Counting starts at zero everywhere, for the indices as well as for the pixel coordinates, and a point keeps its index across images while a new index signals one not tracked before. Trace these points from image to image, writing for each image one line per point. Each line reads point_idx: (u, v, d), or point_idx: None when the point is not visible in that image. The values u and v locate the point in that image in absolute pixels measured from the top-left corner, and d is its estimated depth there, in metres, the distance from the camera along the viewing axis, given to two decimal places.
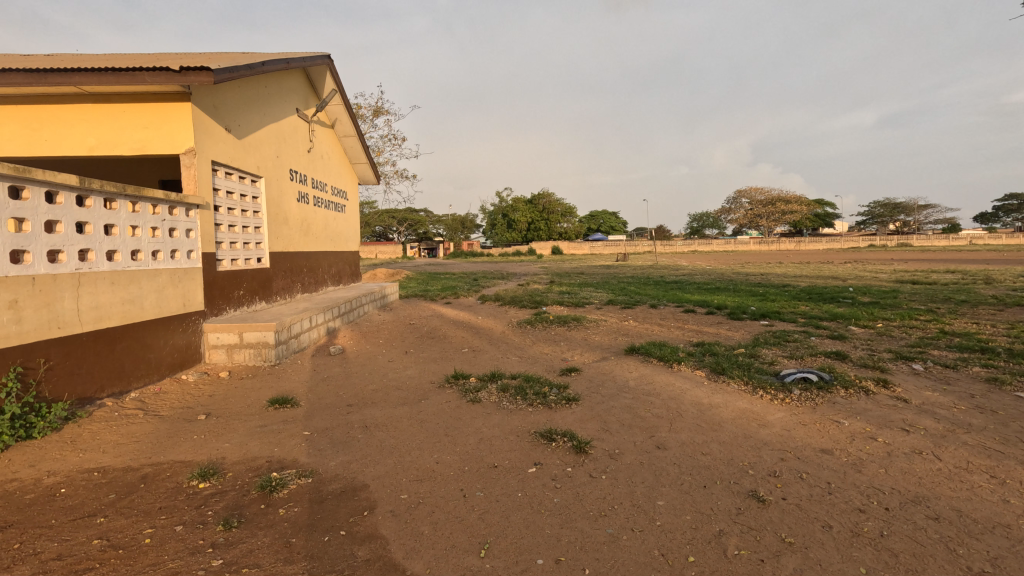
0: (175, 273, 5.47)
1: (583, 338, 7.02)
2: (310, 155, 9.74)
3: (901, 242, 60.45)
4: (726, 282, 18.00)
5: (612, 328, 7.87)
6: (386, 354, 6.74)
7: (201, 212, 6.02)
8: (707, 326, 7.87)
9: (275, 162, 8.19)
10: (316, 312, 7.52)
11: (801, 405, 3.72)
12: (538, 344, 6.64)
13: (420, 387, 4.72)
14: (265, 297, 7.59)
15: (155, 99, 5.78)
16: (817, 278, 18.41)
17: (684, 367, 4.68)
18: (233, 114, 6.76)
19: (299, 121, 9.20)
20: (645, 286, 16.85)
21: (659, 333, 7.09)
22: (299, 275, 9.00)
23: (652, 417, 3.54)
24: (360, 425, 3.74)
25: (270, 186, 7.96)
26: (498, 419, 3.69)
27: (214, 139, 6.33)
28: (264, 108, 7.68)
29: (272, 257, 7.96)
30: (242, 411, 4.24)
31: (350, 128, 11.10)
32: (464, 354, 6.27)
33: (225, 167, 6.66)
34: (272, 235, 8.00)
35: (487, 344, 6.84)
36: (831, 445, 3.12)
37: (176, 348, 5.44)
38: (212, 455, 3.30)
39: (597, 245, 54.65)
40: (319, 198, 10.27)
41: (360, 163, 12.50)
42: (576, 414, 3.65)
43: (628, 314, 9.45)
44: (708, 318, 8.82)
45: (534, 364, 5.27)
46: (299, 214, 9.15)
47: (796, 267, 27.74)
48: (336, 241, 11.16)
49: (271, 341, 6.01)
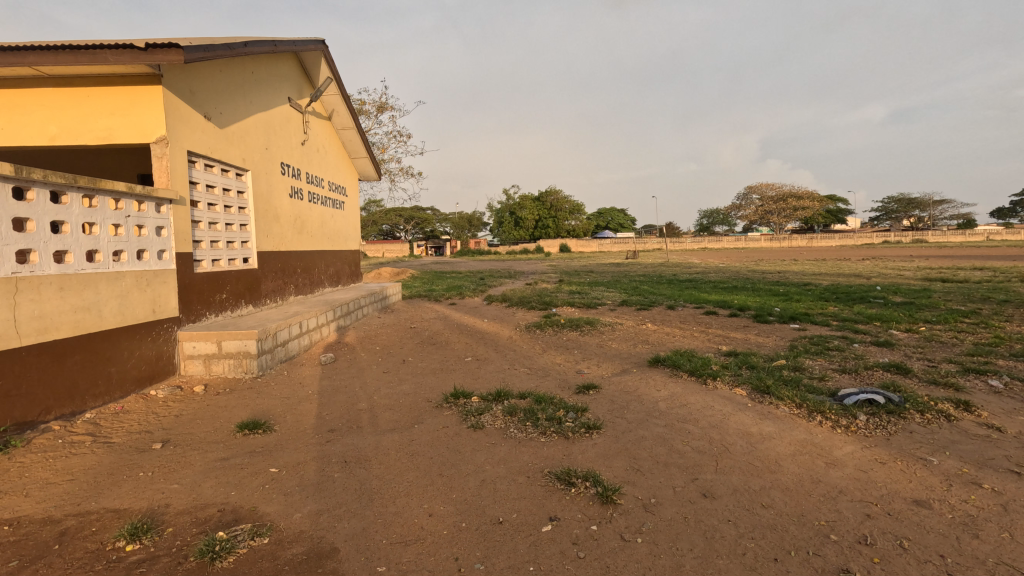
0: (143, 276, 4.88)
1: (598, 345, 6.37)
2: (304, 148, 9.15)
3: (917, 238, 59.13)
4: (743, 280, 17.22)
5: (629, 333, 7.21)
6: (382, 364, 6.13)
7: (175, 207, 5.43)
8: (734, 331, 7.18)
9: (264, 155, 7.60)
10: (308, 316, 6.93)
11: (872, 436, 3.06)
12: (549, 353, 5.99)
13: (414, 407, 4.09)
14: (252, 301, 7.00)
15: (123, 82, 5.19)
16: (838, 276, 17.64)
17: (721, 384, 4.02)
18: (213, 100, 6.16)
19: (292, 111, 8.61)
20: (659, 285, 16.13)
21: (682, 340, 6.42)
22: (292, 276, 8.42)
23: (692, 453, 2.88)
24: (339, 460, 3.13)
25: (258, 180, 7.37)
26: (503, 454, 3.05)
27: (191, 128, 5.73)
28: (250, 95, 7.07)
29: (261, 257, 7.37)
30: (204, 439, 3.63)
31: (348, 120, 10.50)
32: (466, 364, 5.63)
33: (204, 159, 6.07)
34: (261, 233, 7.41)
35: (493, 352, 6.20)
36: (925, 494, 2.47)
37: (144, 360, 4.85)
38: (154, 502, 2.69)
39: (605, 243, 53.83)
40: (314, 193, 9.67)
41: (360, 157, 11.90)
42: (598, 449, 3.01)
43: (645, 317, 8.77)
44: (732, 321, 8.13)
45: (545, 378, 4.63)
46: (292, 211, 8.56)
47: (812, 264, 26.87)
48: (333, 239, 10.56)
49: (253, 350, 5.43)
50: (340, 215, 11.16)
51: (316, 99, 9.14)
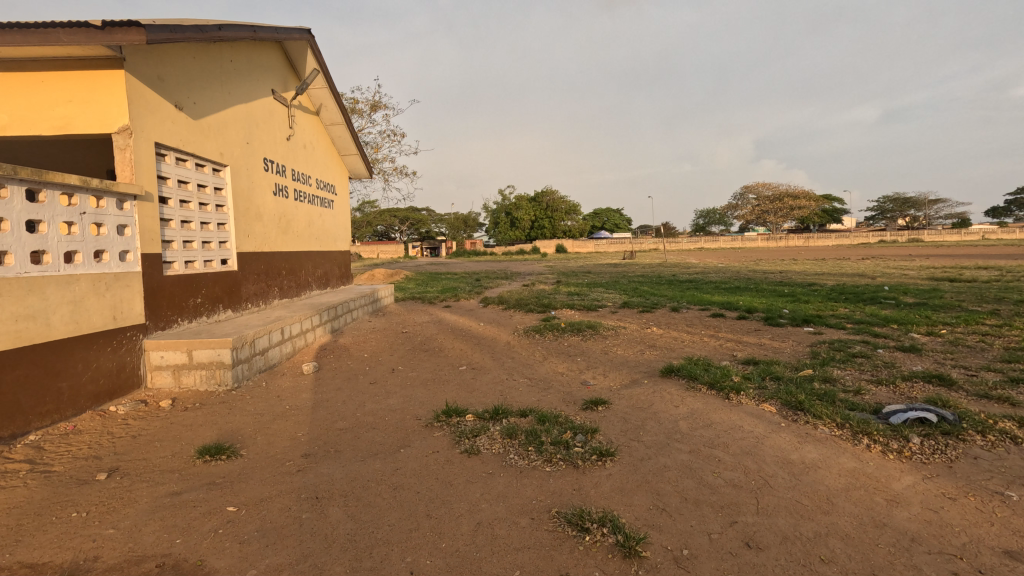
0: (101, 279, 4.41)
1: (602, 352, 5.89)
2: (289, 143, 8.67)
3: (914, 237, 58.97)
4: (745, 281, 16.78)
5: (634, 338, 6.73)
6: (369, 373, 5.65)
7: (141, 204, 4.95)
8: (745, 335, 6.73)
9: (245, 149, 7.12)
10: (291, 321, 6.46)
11: (933, 464, 2.62)
12: (550, 361, 5.51)
13: (401, 427, 3.62)
14: (231, 305, 6.52)
15: (79, 66, 4.70)
16: (843, 275, 17.21)
17: (746, 399, 3.58)
18: (186, 89, 5.69)
19: (276, 104, 8.13)
20: (661, 286, 15.68)
21: (692, 346, 5.95)
22: (276, 278, 7.94)
23: (726, 489, 2.43)
24: (309, 497, 2.66)
25: (238, 176, 6.90)
26: (503, 488, 2.60)
27: (159, 118, 5.25)
28: (228, 85, 6.60)
29: (241, 259, 6.89)
30: (157, 468, 3.15)
31: (337, 114, 10.04)
32: (460, 374, 5.17)
33: (176, 152, 5.59)
34: (241, 232, 6.93)
35: (489, 360, 5.73)
36: (1017, 543, 2.02)
37: (102, 373, 4.37)
38: (79, 554, 2.22)
39: (601, 243, 53.41)
40: (301, 191, 9.19)
41: (350, 154, 11.43)
42: (614, 482, 2.55)
43: (649, 321, 8.31)
44: (742, 324, 7.69)
45: (547, 392, 4.16)
46: (276, 210, 8.08)
47: (813, 263, 26.51)
48: (321, 240, 10.08)
49: (227, 360, 4.96)
50: (329, 214, 10.68)
51: (301, 91, 8.66)
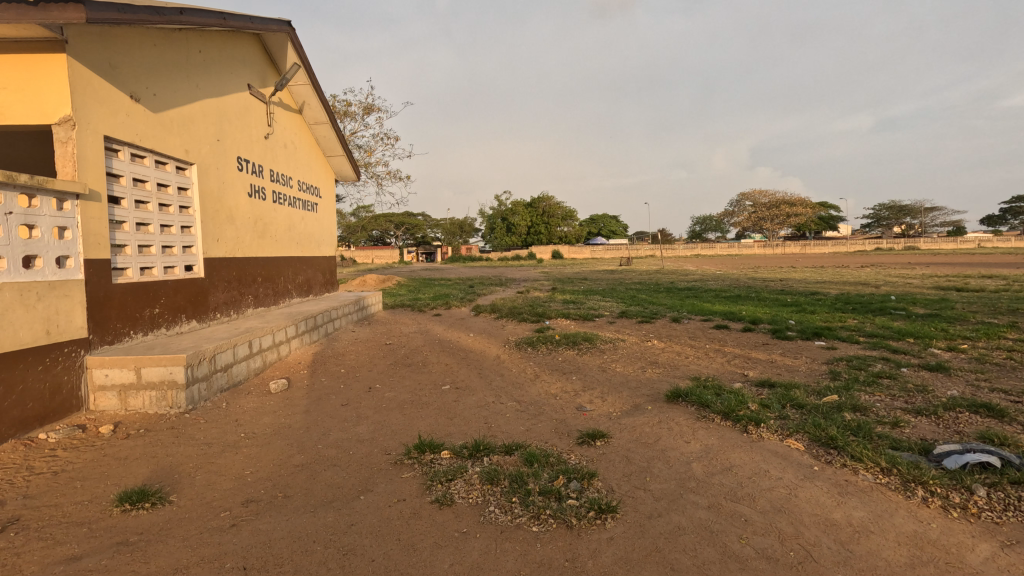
0: (32, 289, 3.87)
1: (599, 369, 5.38)
2: (268, 142, 8.16)
3: (911, 244, 58.81)
4: (745, 289, 16.34)
5: (634, 353, 6.22)
6: (342, 393, 5.11)
7: (84, 204, 4.42)
8: (753, 351, 6.23)
9: (215, 147, 6.60)
10: (261, 334, 5.92)
11: (1009, 525, 2.12)
12: (542, 380, 4.99)
13: (365, 464, 3.10)
14: (195, 316, 5.99)
15: (15, 49, 4.22)
16: (846, 284, 16.81)
17: (767, 434, 3.07)
18: (143, 79, 5.18)
19: (252, 100, 7.63)
20: (659, 294, 15.22)
21: (698, 364, 5.45)
22: (250, 286, 7.40)
23: (759, 563, 1.92)
24: (236, 566, 2.13)
25: (206, 176, 6.37)
26: (479, 558, 2.08)
27: (110, 110, 4.75)
28: (195, 77, 6.10)
29: (209, 265, 6.35)
30: (66, 517, 2.62)
31: (321, 113, 9.57)
32: (442, 395, 4.65)
33: (131, 147, 5.08)
34: (210, 236, 6.40)
35: (476, 379, 5.21)
36: None
37: (29, 395, 3.82)
38: None
39: (597, 249, 53.04)
40: (280, 193, 8.68)
41: (336, 156, 10.93)
42: (617, 551, 2.04)
43: (649, 333, 7.82)
44: (748, 337, 7.22)
45: (537, 420, 3.65)
46: (251, 212, 7.56)
47: (813, 271, 26.13)
48: (303, 245, 9.55)
49: (181, 379, 4.42)
50: (312, 218, 10.16)
51: (281, 87, 8.17)
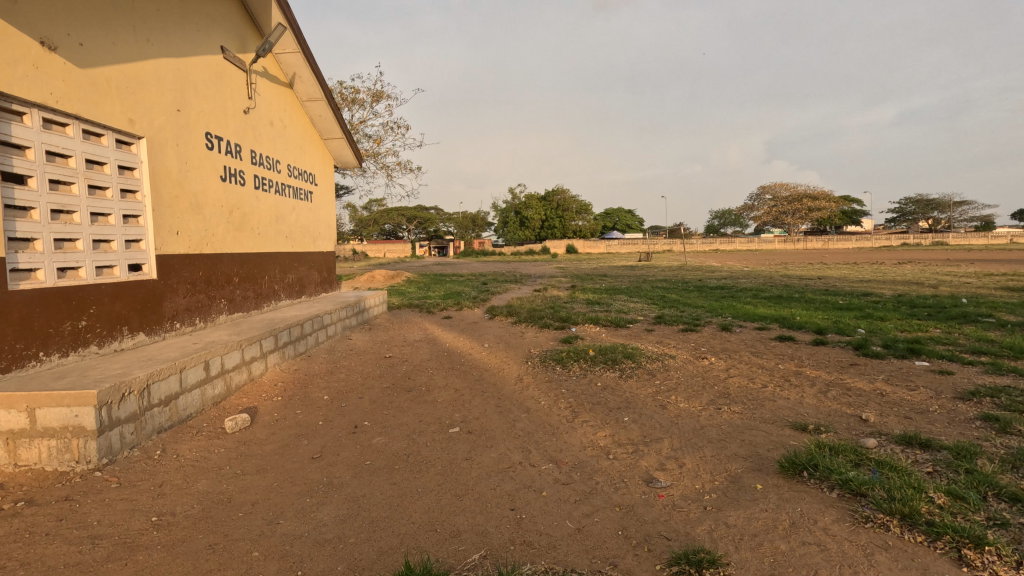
0: None
1: (656, 406, 4.06)
2: (247, 117, 6.94)
3: (942, 240, 56.29)
4: (785, 289, 14.87)
5: (693, 379, 4.91)
6: (318, 435, 3.88)
7: None
8: (847, 376, 4.85)
9: (175, 118, 5.39)
10: (223, 351, 4.72)
11: None
12: (583, 423, 3.71)
13: None
14: (143, 328, 4.80)
15: None
16: (899, 284, 15.23)
17: (1008, 572, 1.76)
18: (64, 22, 3.98)
19: (226, 65, 6.40)
20: (693, 294, 13.86)
21: (787, 398, 4.11)
22: (223, 288, 6.21)
23: None
24: None
25: (161, 153, 5.17)
26: None
27: (6, 57, 3.53)
28: (144, 28, 4.87)
29: (164, 264, 5.15)
30: None
31: (314, 87, 8.35)
32: (448, 447, 3.38)
33: (45, 112, 3.87)
34: (165, 228, 5.19)
35: (494, 417, 3.95)
36: None
37: None
38: None
39: (613, 244, 51.52)
40: (265, 178, 7.47)
41: (334, 139, 9.70)
42: None
43: (700, 347, 6.48)
44: (829, 354, 5.87)
45: (593, 516, 2.36)
46: (225, 200, 6.35)
47: (849, 268, 24.44)
48: (294, 239, 8.36)
49: (90, 425, 3.21)
50: (306, 208, 8.94)
51: (264, 54, 6.96)
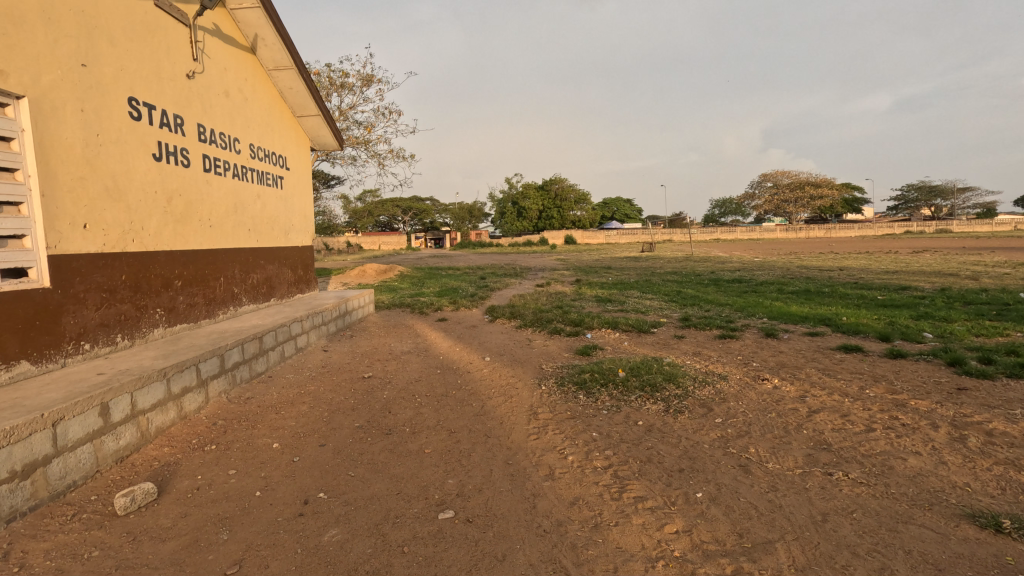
0: None
1: (734, 468, 2.85)
2: (191, 82, 5.63)
3: (948, 227, 55.17)
4: (813, 282, 13.65)
5: (764, 415, 3.68)
6: (249, 518, 2.66)
7: None
8: (973, 411, 3.62)
9: (78, 75, 4.10)
10: (136, 384, 3.47)
11: None
12: (638, 507, 2.48)
13: None
14: (25, 355, 3.55)
15: None
16: (933, 276, 13.99)
17: None
18: None
19: (157, 15, 5.08)
20: (713, 289, 12.63)
21: (919, 456, 2.89)
22: (158, 294, 4.96)
23: None
24: None
25: (55, 119, 3.88)
26: None
27: None
28: None
29: (63, 267, 3.91)
30: None
31: (281, 52, 7.00)
32: (437, 559, 2.16)
33: None
34: (63, 218, 3.93)
35: (506, 490, 2.73)
36: None
37: None
38: None
39: (613, 235, 50.24)
40: (218, 159, 6.17)
41: (309, 117, 8.37)
42: None
43: (750, 362, 5.24)
44: (922, 373, 4.64)
45: None
46: (159, 183, 5.06)
47: (866, 259, 23.19)
48: (259, 232, 7.09)
49: None
50: (275, 196, 7.65)
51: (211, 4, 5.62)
